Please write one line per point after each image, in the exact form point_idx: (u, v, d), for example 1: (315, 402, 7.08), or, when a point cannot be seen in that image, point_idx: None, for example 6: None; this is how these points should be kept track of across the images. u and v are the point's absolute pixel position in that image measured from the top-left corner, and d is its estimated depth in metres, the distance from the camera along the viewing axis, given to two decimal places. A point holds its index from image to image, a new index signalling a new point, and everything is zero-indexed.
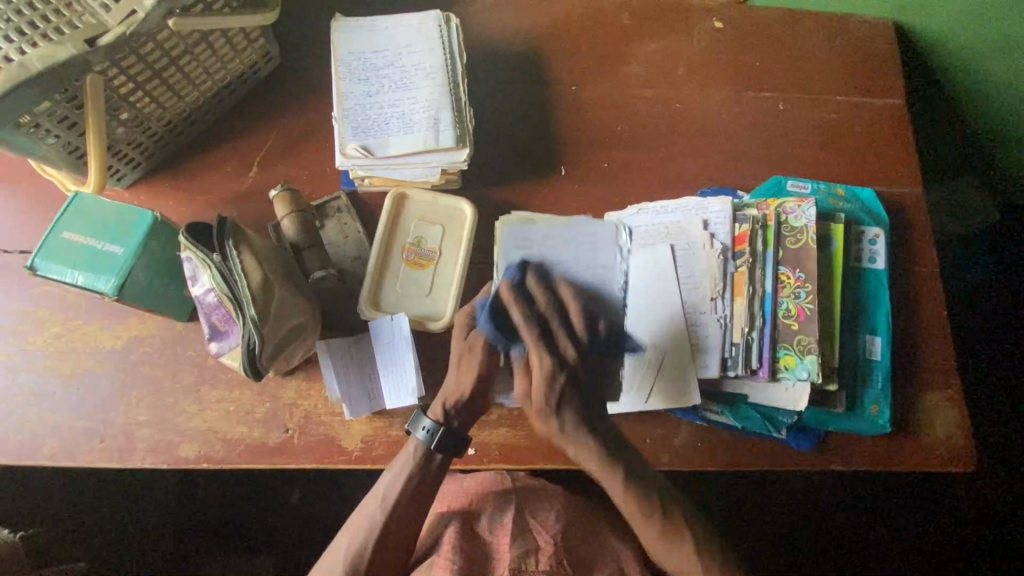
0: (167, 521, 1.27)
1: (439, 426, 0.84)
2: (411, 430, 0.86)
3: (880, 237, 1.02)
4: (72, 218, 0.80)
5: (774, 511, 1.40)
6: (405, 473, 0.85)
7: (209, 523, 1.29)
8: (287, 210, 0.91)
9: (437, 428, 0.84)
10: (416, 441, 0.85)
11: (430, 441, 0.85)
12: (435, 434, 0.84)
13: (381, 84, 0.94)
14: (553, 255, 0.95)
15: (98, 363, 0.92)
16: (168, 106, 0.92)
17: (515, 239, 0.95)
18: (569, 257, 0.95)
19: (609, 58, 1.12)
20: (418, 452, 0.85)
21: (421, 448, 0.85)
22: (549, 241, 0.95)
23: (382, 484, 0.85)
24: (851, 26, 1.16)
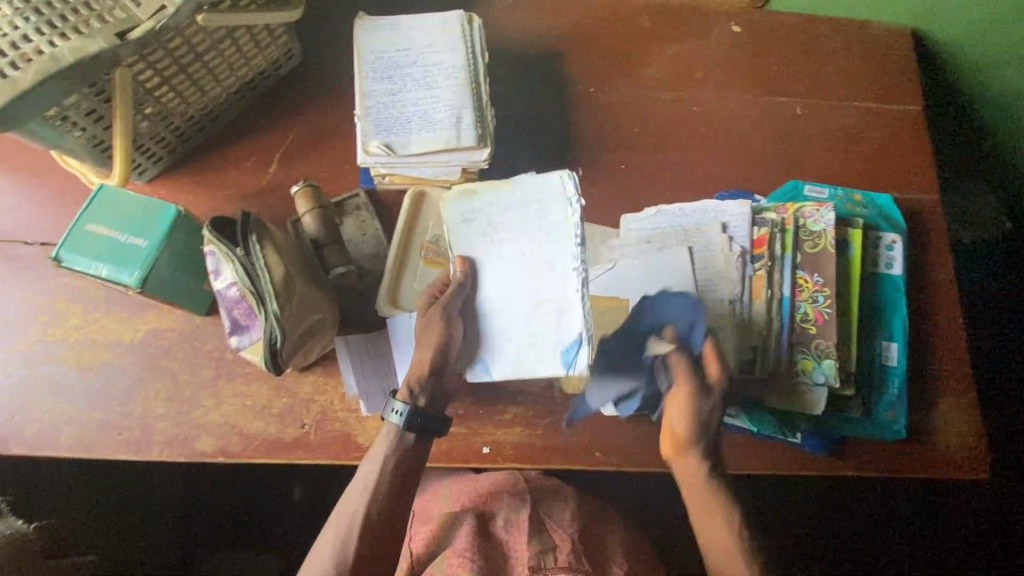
0: (175, 512, 1.31)
1: (410, 406, 0.82)
2: (384, 414, 0.84)
3: (897, 244, 1.02)
4: (95, 210, 0.81)
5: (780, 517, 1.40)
6: (379, 463, 0.82)
7: (215, 515, 1.34)
8: (308, 206, 0.92)
9: (409, 409, 0.82)
10: (390, 427, 0.83)
11: (403, 424, 0.82)
12: (410, 415, 0.82)
13: (403, 82, 0.94)
14: (500, 221, 0.81)
15: (116, 355, 0.93)
16: (192, 101, 0.93)
17: (462, 214, 0.81)
18: (513, 222, 0.80)
19: (627, 60, 1.12)
20: (392, 436, 0.83)
21: (395, 431, 0.83)
22: (498, 209, 0.81)
23: (364, 473, 0.82)
24: (871, 32, 1.16)
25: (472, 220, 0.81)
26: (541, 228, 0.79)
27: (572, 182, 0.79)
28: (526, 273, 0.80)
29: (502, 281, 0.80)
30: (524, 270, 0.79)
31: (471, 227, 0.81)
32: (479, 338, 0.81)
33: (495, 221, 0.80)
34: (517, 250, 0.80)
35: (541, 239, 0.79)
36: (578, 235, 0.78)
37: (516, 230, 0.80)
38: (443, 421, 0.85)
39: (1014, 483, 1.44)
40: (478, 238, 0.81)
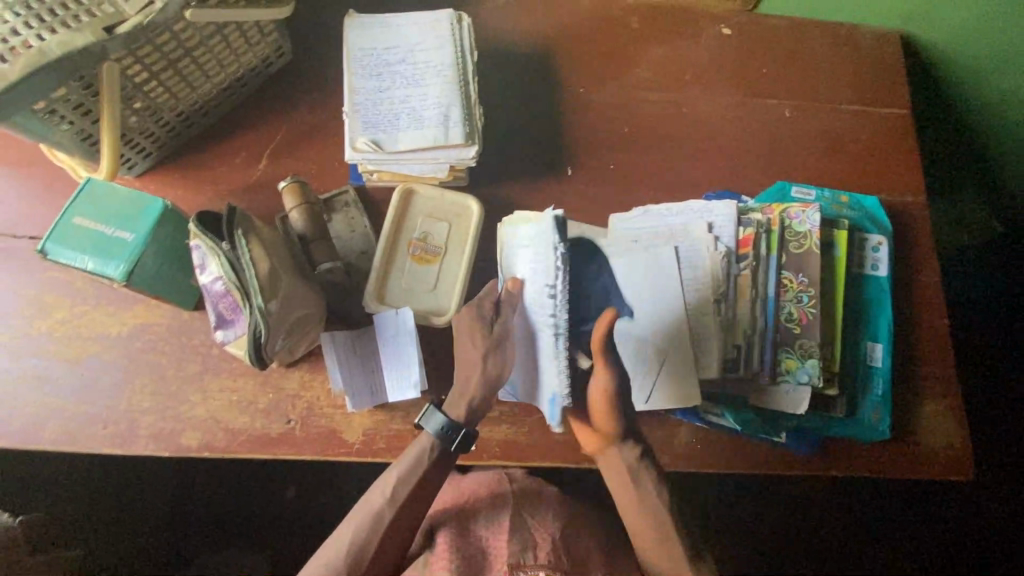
0: (161, 512, 1.29)
1: (467, 430, 0.83)
2: (425, 425, 0.84)
3: (883, 245, 1.03)
4: (82, 204, 0.81)
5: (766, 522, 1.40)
6: (408, 471, 0.83)
7: (204, 515, 1.33)
8: (295, 202, 0.92)
9: (464, 431, 0.83)
10: (429, 438, 0.83)
11: (446, 440, 0.83)
12: (453, 432, 0.83)
13: (392, 80, 0.95)
14: (535, 257, 0.81)
15: (102, 349, 0.93)
16: (181, 96, 0.93)
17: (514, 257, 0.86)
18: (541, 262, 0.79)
19: (617, 61, 1.13)
20: (430, 449, 0.83)
21: (434, 445, 0.83)
22: (518, 241, 0.84)
23: (389, 476, 0.83)
24: (860, 36, 1.17)
25: (524, 247, 0.83)
26: (546, 267, 0.79)
27: (557, 224, 0.78)
28: (541, 309, 0.79)
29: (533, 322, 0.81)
30: (539, 304, 0.80)
31: (524, 253, 0.83)
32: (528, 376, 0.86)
33: (534, 254, 0.81)
34: (542, 292, 0.79)
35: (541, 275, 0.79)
36: (559, 267, 0.77)
37: (542, 269, 0.78)
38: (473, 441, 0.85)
39: (1000, 487, 1.45)
40: (523, 262, 0.84)
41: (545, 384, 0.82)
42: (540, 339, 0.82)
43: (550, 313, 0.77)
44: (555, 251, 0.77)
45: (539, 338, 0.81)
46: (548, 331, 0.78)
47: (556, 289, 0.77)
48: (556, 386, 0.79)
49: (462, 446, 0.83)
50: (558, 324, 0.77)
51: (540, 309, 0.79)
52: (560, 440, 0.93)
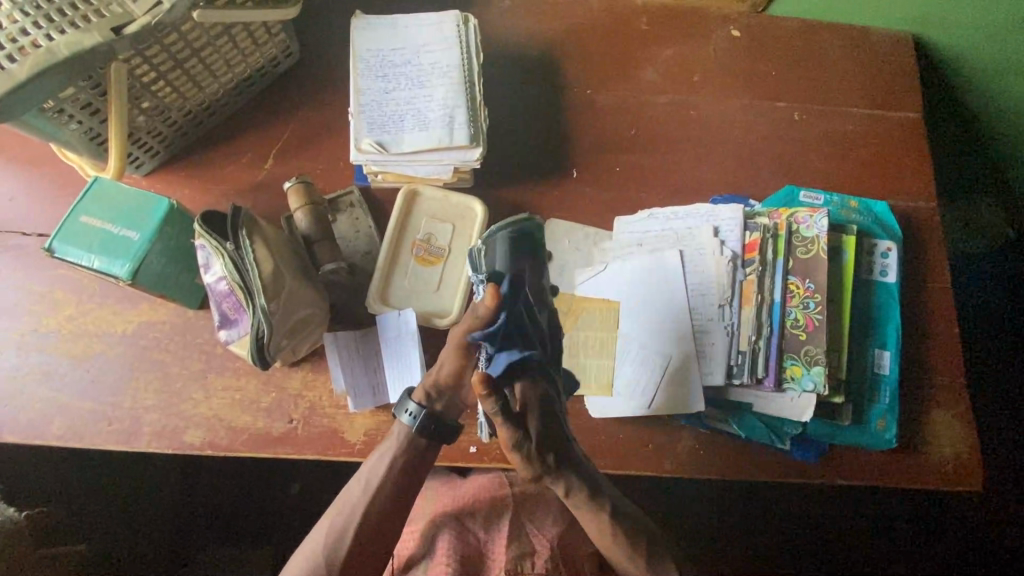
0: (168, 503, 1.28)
1: (422, 409, 0.84)
2: (396, 414, 0.86)
3: (892, 251, 1.01)
4: (90, 202, 0.82)
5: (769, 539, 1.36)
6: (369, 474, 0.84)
7: (209, 509, 1.30)
8: (300, 202, 0.92)
9: (421, 410, 0.84)
10: (402, 426, 0.85)
11: (415, 425, 0.84)
12: (420, 417, 0.84)
13: (397, 81, 0.94)
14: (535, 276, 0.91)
15: (108, 347, 0.94)
16: (188, 96, 0.94)
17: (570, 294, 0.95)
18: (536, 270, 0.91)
19: (625, 62, 1.12)
20: (403, 436, 0.85)
21: (405, 430, 0.85)
22: (653, 242, 0.99)
23: (365, 484, 0.84)
24: (871, 39, 1.16)
25: (627, 241, 1.00)
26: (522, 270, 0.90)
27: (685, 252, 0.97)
28: (639, 303, 0.96)
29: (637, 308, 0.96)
30: (644, 296, 0.96)
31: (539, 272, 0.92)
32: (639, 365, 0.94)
33: (647, 249, 0.99)
34: (636, 295, 0.96)
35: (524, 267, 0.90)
36: (676, 283, 0.96)
37: (648, 268, 0.97)
38: (453, 429, 0.87)
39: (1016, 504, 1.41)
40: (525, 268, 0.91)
41: (627, 371, 0.94)
42: (641, 327, 0.95)
43: (655, 307, 0.95)
44: (676, 272, 0.96)
45: (632, 328, 0.95)
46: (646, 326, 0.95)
47: (663, 296, 0.96)
48: (626, 377, 0.94)
49: (427, 425, 0.84)
50: (652, 326, 0.95)
51: (657, 307, 0.95)
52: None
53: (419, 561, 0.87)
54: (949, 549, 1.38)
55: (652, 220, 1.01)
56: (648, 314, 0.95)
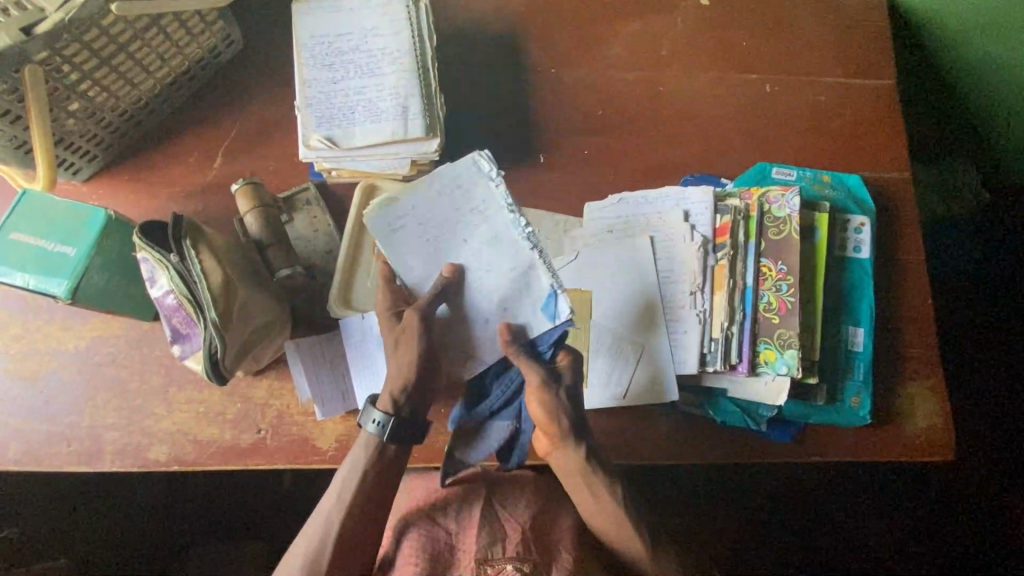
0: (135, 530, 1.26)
1: (389, 417, 0.81)
2: (363, 423, 0.83)
3: (865, 226, 0.99)
4: (19, 217, 0.76)
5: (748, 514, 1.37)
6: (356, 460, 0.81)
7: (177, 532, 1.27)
8: (249, 205, 0.87)
9: (388, 419, 0.81)
10: (367, 434, 0.82)
11: (382, 433, 0.81)
12: (388, 425, 0.81)
13: (346, 70, 0.89)
14: (430, 216, 0.84)
15: (61, 366, 0.90)
16: (121, 95, 0.88)
17: (387, 223, 0.84)
18: (456, 205, 0.83)
19: (590, 38, 1.07)
20: (370, 448, 0.82)
21: (374, 440, 0.82)
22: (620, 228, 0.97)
23: (336, 488, 0.81)
24: (843, 4, 1.12)
25: (594, 228, 0.97)
26: (473, 206, 0.84)
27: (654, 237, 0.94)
28: (605, 288, 0.94)
29: (605, 294, 0.94)
30: (610, 282, 0.94)
31: (404, 234, 0.84)
32: (613, 354, 0.92)
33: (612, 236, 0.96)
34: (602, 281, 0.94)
35: (475, 220, 0.83)
36: (644, 267, 0.94)
37: (612, 253, 0.95)
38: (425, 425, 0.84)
39: (1000, 467, 1.41)
40: (417, 243, 0.84)
41: (599, 360, 0.92)
42: (609, 314, 0.93)
43: (621, 291, 0.94)
44: (646, 257, 0.94)
45: (600, 315, 0.93)
46: (613, 311, 0.93)
47: (628, 278, 0.94)
48: (599, 365, 0.92)
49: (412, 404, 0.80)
50: (620, 309, 0.93)
51: (624, 290, 0.94)
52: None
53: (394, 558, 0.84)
54: (930, 517, 1.39)
55: (623, 205, 0.98)
56: (614, 299, 0.94)
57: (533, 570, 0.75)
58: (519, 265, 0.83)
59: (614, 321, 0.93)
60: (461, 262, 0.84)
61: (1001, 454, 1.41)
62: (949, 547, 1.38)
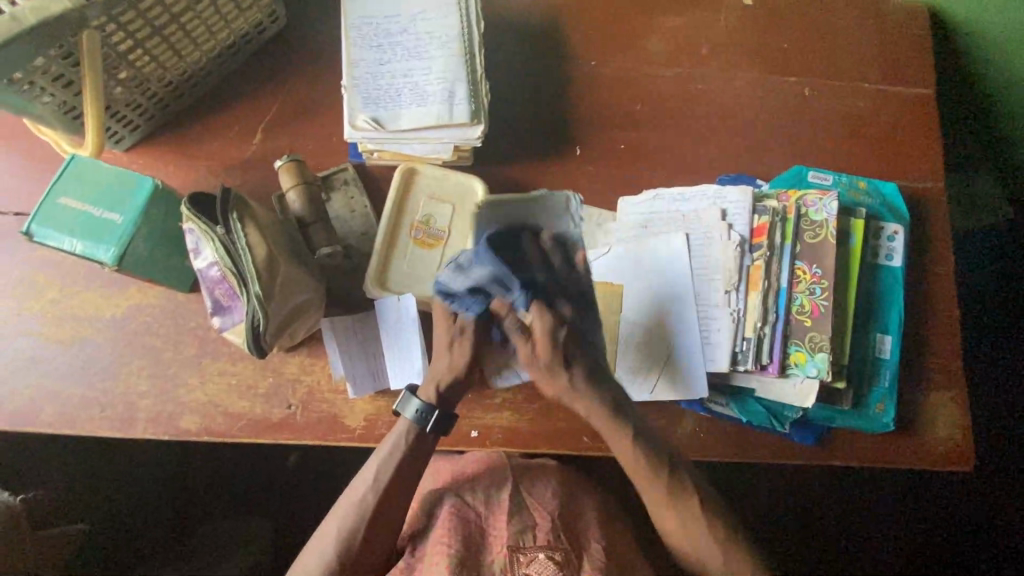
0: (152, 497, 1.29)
1: (430, 409, 0.84)
2: (401, 410, 0.85)
3: (898, 235, 1.00)
4: (67, 182, 0.77)
5: (756, 514, 1.39)
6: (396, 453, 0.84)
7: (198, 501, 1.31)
8: (292, 182, 0.88)
9: (429, 411, 0.84)
10: (406, 421, 0.84)
11: (422, 423, 0.84)
12: (428, 416, 0.84)
13: (393, 52, 0.89)
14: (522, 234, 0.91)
15: (97, 332, 0.91)
16: (169, 66, 0.88)
17: (487, 221, 0.94)
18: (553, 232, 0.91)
19: (632, 32, 1.07)
20: (409, 433, 0.85)
21: (411, 428, 0.84)
22: (654, 224, 0.97)
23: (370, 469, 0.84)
24: (886, 10, 1.11)
25: (629, 221, 0.98)
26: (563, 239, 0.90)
27: (689, 234, 0.95)
28: (637, 281, 0.95)
29: (637, 289, 0.94)
30: (643, 275, 0.95)
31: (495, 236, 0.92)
32: (646, 347, 0.93)
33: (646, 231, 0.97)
34: (633, 276, 0.95)
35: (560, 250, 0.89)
36: (678, 265, 0.94)
37: (645, 247, 0.95)
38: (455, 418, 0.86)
39: (1009, 482, 1.42)
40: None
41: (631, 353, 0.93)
42: (641, 307, 0.94)
43: (653, 286, 0.94)
44: (681, 253, 0.94)
45: (631, 308, 0.94)
46: (645, 306, 0.94)
47: (661, 275, 0.94)
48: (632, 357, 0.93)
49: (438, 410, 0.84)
50: (653, 304, 0.94)
51: (657, 286, 0.94)
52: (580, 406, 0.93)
53: (423, 533, 0.86)
54: (935, 526, 1.41)
55: (658, 201, 0.98)
56: (646, 293, 0.94)
57: (563, 560, 0.76)
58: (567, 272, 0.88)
59: (646, 314, 0.94)
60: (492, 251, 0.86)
61: (1009, 469, 1.42)
62: (953, 558, 1.40)
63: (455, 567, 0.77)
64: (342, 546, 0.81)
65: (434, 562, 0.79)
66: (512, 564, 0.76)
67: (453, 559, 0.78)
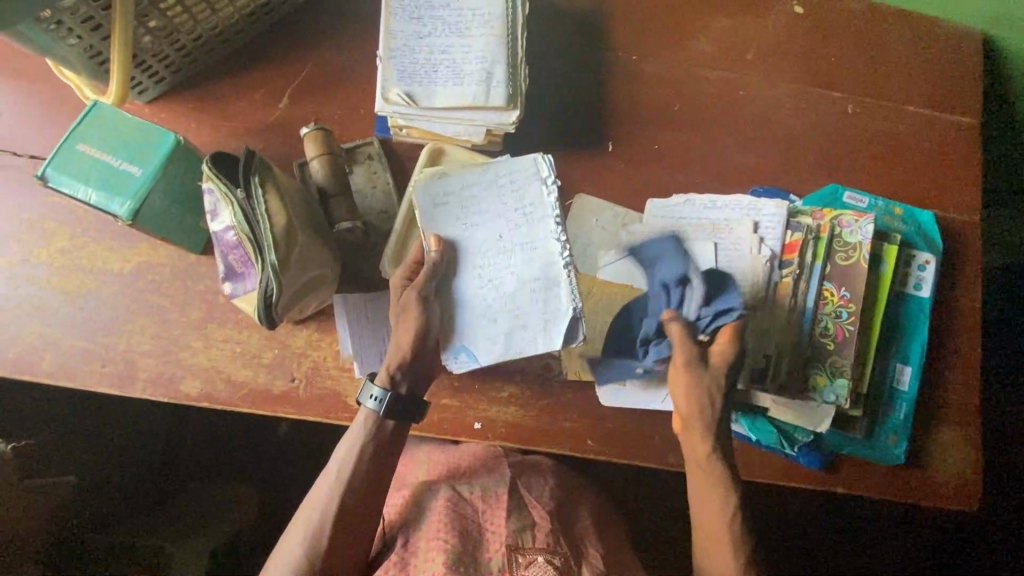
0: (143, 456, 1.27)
1: (388, 393, 0.78)
2: (360, 400, 0.80)
3: (929, 265, 0.97)
4: (88, 128, 0.75)
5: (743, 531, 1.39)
6: (359, 444, 0.79)
7: None
8: (316, 150, 0.85)
9: (386, 395, 0.78)
10: (367, 411, 0.79)
11: (380, 410, 0.79)
12: (385, 402, 0.78)
13: (433, 26, 0.85)
14: (477, 203, 0.83)
15: (103, 285, 0.89)
16: (201, 19, 0.85)
17: (433, 196, 0.83)
18: (508, 200, 0.83)
19: (677, 30, 1.03)
20: (370, 420, 0.80)
21: (373, 416, 0.79)
22: (683, 231, 0.94)
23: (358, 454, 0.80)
24: (940, 32, 1.08)
25: (659, 227, 0.95)
26: (521, 206, 0.83)
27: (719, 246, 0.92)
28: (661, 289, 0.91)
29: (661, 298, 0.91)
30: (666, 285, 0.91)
31: (443, 210, 0.83)
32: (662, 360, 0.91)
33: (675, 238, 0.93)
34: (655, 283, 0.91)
35: (519, 221, 0.83)
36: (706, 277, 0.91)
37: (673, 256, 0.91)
38: (423, 404, 0.82)
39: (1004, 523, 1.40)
40: (453, 223, 0.83)
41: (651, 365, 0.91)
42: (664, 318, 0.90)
43: None
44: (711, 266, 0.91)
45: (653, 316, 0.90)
46: None
47: None
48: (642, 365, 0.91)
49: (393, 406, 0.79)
50: None
51: None
52: (587, 407, 0.92)
53: (416, 521, 0.83)
54: (921, 561, 1.41)
55: (689, 209, 0.95)
56: None
57: (562, 564, 0.75)
58: (544, 282, 0.82)
59: None
60: (451, 237, 0.82)
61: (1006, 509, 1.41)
62: None
63: (454, 564, 0.75)
64: (329, 534, 0.77)
65: (429, 557, 0.76)
66: (510, 565, 0.76)
67: (451, 554, 0.76)
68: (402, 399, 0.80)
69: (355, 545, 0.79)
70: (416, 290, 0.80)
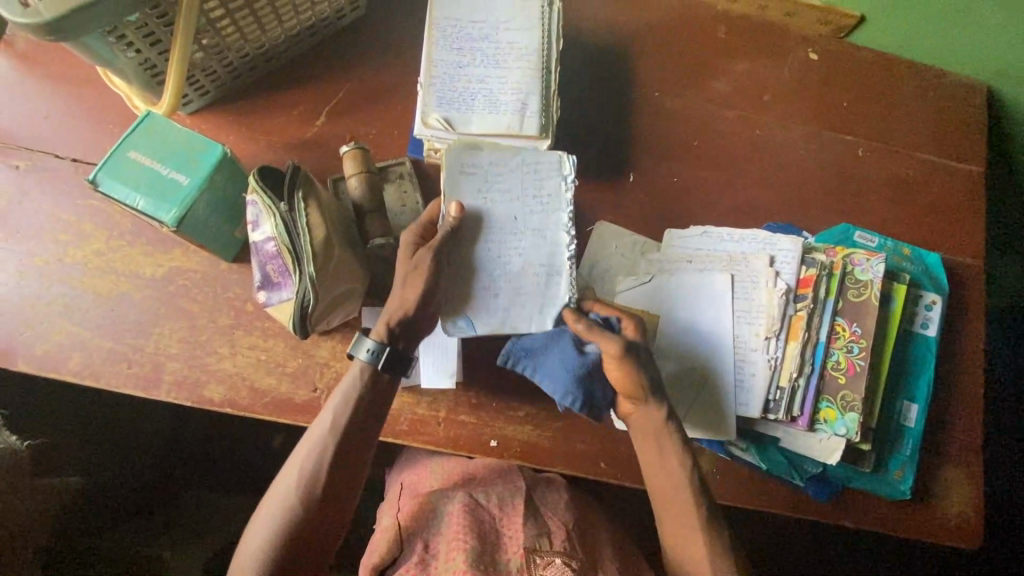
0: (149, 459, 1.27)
1: (384, 347, 0.78)
2: (353, 352, 0.79)
3: (937, 304, 1.00)
4: (140, 137, 0.78)
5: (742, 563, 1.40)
6: (353, 396, 0.79)
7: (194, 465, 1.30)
8: (356, 168, 0.88)
9: (382, 349, 0.78)
10: (360, 362, 0.79)
11: (375, 362, 0.78)
12: (380, 353, 0.78)
13: (472, 57, 0.90)
14: (500, 180, 0.83)
15: (135, 288, 0.91)
16: (250, 38, 0.89)
17: (461, 164, 0.82)
18: (529, 186, 0.83)
19: (698, 71, 1.08)
20: (362, 375, 0.79)
21: (366, 370, 0.79)
22: (702, 253, 0.98)
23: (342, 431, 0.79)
24: (948, 85, 1.13)
25: (681, 249, 0.98)
26: (540, 194, 0.84)
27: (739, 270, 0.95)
28: (682, 301, 0.95)
29: (681, 311, 0.95)
30: (688, 298, 0.95)
31: (467, 181, 0.82)
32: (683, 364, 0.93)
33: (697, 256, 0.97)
34: (677, 297, 0.95)
35: (537, 207, 0.83)
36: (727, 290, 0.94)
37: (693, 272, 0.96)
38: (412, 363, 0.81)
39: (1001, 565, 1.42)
40: (474, 194, 0.82)
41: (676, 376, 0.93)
42: (682, 330, 0.94)
43: (697, 309, 0.95)
44: (729, 284, 0.95)
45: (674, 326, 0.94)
46: (687, 327, 0.94)
47: (705, 297, 0.95)
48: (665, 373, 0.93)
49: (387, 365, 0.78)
50: (694, 325, 0.94)
51: (699, 311, 0.95)
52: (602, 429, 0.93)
53: (432, 524, 0.83)
54: None
55: (709, 238, 0.99)
56: (690, 316, 0.94)
57: (579, 566, 0.76)
58: (548, 270, 0.83)
59: (685, 336, 0.94)
60: (472, 208, 0.81)
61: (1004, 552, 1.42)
62: None
63: (475, 562, 0.74)
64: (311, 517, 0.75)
65: (451, 556, 0.76)
66: (529, 565, 0.76)
67: (471, 554, 0.75)
68: (398, 355, 0.79)
69: (334, 529, 0.77)
70: (430, 251, 0.78)
